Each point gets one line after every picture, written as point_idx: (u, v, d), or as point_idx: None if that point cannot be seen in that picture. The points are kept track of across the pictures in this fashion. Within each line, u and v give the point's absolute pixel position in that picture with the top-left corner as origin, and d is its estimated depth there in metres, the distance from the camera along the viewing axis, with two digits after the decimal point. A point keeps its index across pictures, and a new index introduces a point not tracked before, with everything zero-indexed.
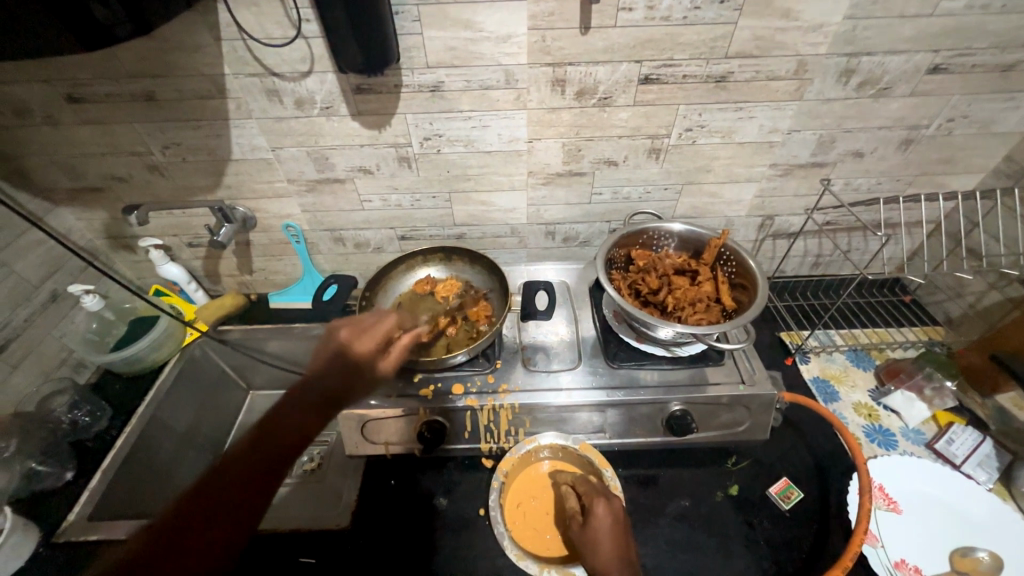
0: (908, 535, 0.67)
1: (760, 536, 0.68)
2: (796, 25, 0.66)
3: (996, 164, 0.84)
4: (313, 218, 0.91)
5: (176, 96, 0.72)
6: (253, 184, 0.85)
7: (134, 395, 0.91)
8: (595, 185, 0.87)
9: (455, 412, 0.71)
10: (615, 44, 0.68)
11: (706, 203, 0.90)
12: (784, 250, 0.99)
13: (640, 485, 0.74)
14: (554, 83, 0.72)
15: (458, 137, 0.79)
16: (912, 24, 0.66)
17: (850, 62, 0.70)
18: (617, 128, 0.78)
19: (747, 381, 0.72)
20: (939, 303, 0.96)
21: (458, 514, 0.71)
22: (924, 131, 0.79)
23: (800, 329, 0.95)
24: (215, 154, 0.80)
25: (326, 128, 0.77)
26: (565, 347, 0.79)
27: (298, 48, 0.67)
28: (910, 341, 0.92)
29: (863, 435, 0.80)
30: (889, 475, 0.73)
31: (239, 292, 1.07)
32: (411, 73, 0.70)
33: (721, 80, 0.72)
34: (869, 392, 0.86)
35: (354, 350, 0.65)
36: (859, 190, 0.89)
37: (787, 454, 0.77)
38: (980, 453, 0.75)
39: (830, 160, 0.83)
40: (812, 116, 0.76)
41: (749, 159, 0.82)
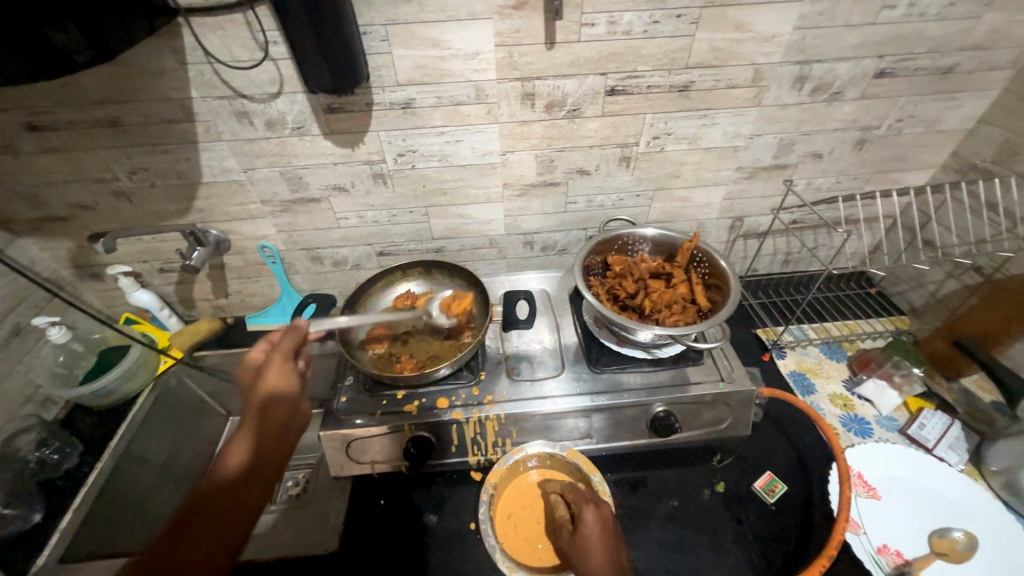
0: (887, 520, 0.69)
1: (748, 532, 0.69)
2: (749, 37, 0.69)
3: (943, 160, 0.89)
4: (289, 238, 0.90)
5: (141, 121, 0.71)
6: (225, 207, 0.84)
7: (106, 429, 0.88)
8: (569, 194, 0.89)
9: (441, 427, 0.70)
10: (580, 58, 0.70)
11: (677, 208, 0.92)
12: (755, 249, 1.02)
13: (629, 488, 0.74)
14: (524, 97, 0.74)
15: (431, 152, 0.80)
16: (857, 33, 0.70)
17: (803, 69, 0.74)
18: (587, 139, 0.80)
19: (726, 378, 0.74)
20: (902, 293, 1.01)
21: (448, 531, 0.70)
22: (876, 131, 0.84)
23: (775, 325, 0.98)
24: (185, 178, 0.79)
25: (298, 148, 0.77)
26: (547, 354, 0.80)
27: (266, 69, 0.68)
28: (879, 331, 0.96)
29: (840, 424, 0.82)
30: (867, 462, 0.75)
31: (215, 316, 1.04)
32: (381, 91, 0.71)
33: (684, 89, 0.75)
34: (843, 382, 0.89)
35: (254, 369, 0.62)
36: (820, 189, 0.93)
37: (770, 448, 0.79)
38: (951, 435, 0.78)
39: (792, 162, 0.87)
40: (772, 120, 0.80)
41: (715, 163, 0.85)
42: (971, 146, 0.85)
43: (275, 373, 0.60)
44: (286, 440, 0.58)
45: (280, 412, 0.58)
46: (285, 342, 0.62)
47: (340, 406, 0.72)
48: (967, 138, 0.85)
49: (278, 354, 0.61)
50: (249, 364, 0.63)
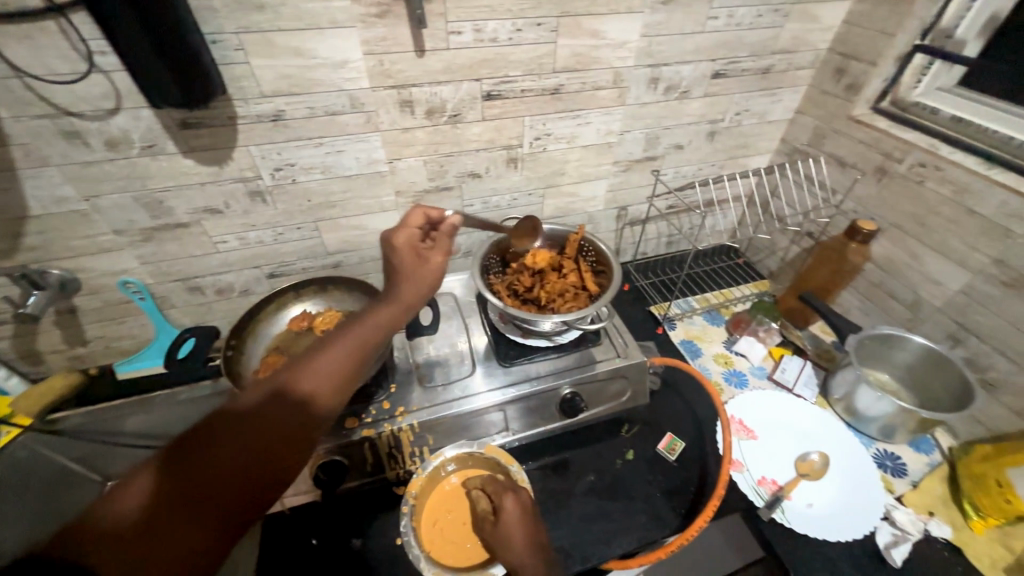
0: (764, 455, 0.80)
1: (656, 490, 0.76)
2: (604, 43, 0.76)
3: (776, 145, 1.06)
4: (156, 269, 0.81)
5: None
6: (67, 241, 0.73)
7: None
8: (464, 197, 0.90)
9: (352, 447, 0.68)
10: (453, 64, 0.72)
11: (567, 203, 0.99)
12: (641, 235, 1.12)
13: (550, 472, 0.78)
14: (402, 104, 0.74)
15: (312, 164, 0.76)
16: (692, 39, 0.81)
17: (654, 72, 0.83)
18: (473, 143, 0.82)
19: (622, 354, 0.80)
20: (762, 260, 1.18)
21: (374, 552, 0.68)
22: (722, 124, 0.97)
23: (665, 301, 1.09)
24: (5, 212, 0.67)
25: (153, 169, 0.69)
26: (458, 356, 0.81)
27: (96, 83, 0.60)
28: (747, 295, 1.10)
29: (722, 380, 0.94)
30: (744, 409, 0.86)
31: (73, 369, 0.91)
32: (245, 103, 0.67)
33: (555, 92, 0.80)
34: (723, 343, 1.01)
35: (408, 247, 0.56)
36: (687, 176, 1.05)
37: (668, 411, 0.87)
38: (804, 374, 0.93)
39: (659, 154, 0.97)
40: (637, 117, 0.89)
41: (595, 159, 0.93)
42: (793, 132, 1.02)
43: (412, 261, 0.55)
44: (275, 465, 0.38)
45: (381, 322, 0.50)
46: (446, 230, 0.58)
47: None
48: (790, 126, 1.02)
49: (408, 234, 0.57)
50: (399, 243, 0.56)
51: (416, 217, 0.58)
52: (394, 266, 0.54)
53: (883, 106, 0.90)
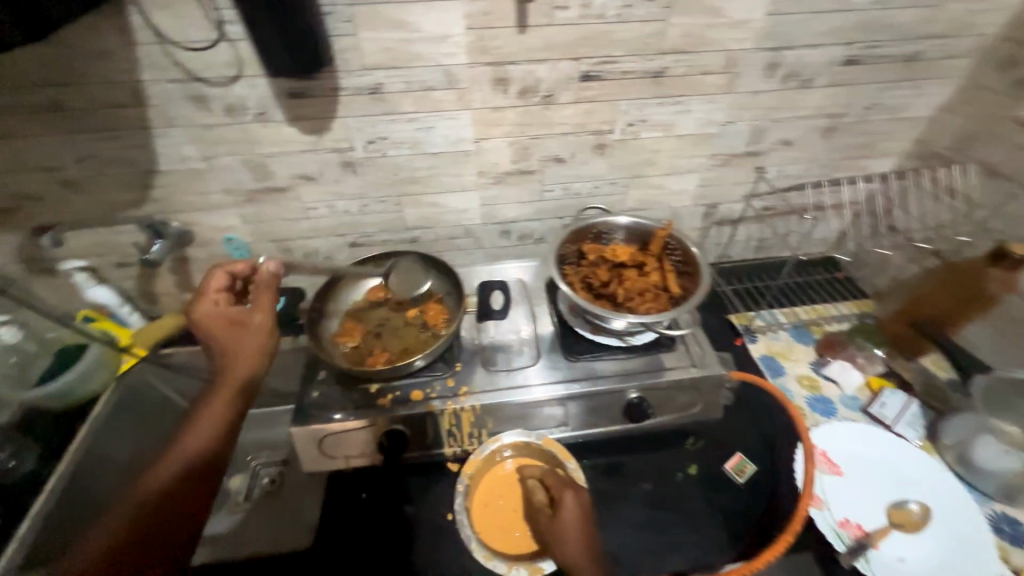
0: (848, 495, 0.72)
1: (718, 511, 0.71)
2: (721, 22, 0.69)
3: (907, 147, 0.92)
4: (255, 229, 0.87)
5: (87, 105, 0.67)
6: (185, 196, 0.80)
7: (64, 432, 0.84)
8: (545, 182, 0.88)
9: (416, 419, 0.69)
10: (553, 42, 0.69)
11: (652, 196, 0.93)
12: (728, 236, 1.03)
13: (604, 473, 0.75)
14: (496, 82, 0.72)
15: (402, 139, 0.77)
16: (826, 20, 0.71)
17: (774, 56, 0.74)
18: (562, 126, 0.79)
19: (698, 364, 0.75)
20: (868, 277, 1.04)
21: (426, 522, 0.70)
22: (844, 119, 0.85)
23: (747, 310, 1.00)
24: (139, 166, 0.75)
25: (261, 135, 0.74)
26: (523, 344, 0.80)
27: (222, 51, 0.64)
28: (845, 314, 0.99)
29: (807, 405, 0.85)
30: (831, 440, 0.78)
31: (181, 311, 1.00)
32: (347, 75, 0.68)
33: (657, 75, 0.74)
34: (811, 364, 0.91)
35: (221, 318, 0.64)
36: (791, 176, 0.94)
37: (740, 430, 0.81)
38: (908, 412, 0.82)
39: (764, 149, 0.88)
40: (744, 107, 0.80)
41: (689, 150, 0.86)
42: (933, 133, 0.88)
43: (234, 329, 0.64)
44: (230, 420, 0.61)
45: (238, 361, 0.63)
46: (266, 281, 0.66)
47: (310, 401, 0.71)
48: (929, 126, 0.88)
49: (211, 303, 0.65)
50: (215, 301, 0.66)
51: (218, 277, 0.67)
52: (235, 330, 0.64)
53: None
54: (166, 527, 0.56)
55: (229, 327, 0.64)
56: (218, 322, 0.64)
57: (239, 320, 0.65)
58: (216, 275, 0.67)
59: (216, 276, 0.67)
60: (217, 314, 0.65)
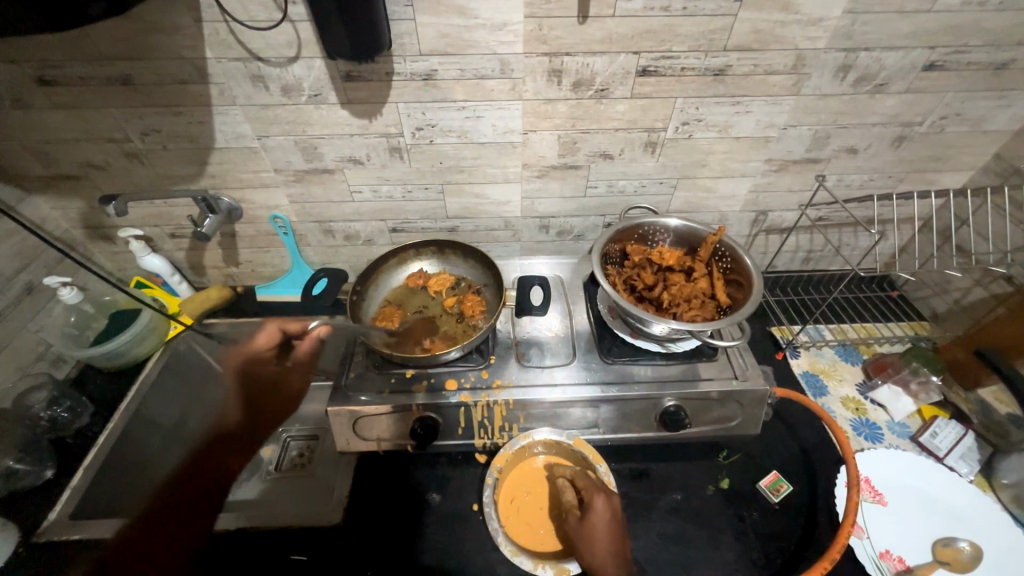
0: (893, 527, 0.69)
1: (749, 529, 0.69)
2: (795, 19, 0.65)
3: (985, 162, 0.85)
4: (301, 209, 0.89)
5: (155, 80, 0.69)
6: (238, 173, 0.82)
7: (116, 391, 0.89)
8: (590, 178, 0.86)
9: (448, 408, 0.70)
10: (613, 34, 0.66)
11: (700, 198, 0.89)
12: (776, 245, 0.99)
13: (632, 478, 0.74)
14: (551, 74, 0.70)
15: (451, 128, 0.77)
16: (910, 20, 0.66)
17: (848, 57, 0.69)
18: (613, 121, 0.77)
19: (739, 376, 0.72)
20: (926, 298, 0.98)
21: (450, 510, 0.71)
22: (917, 128, 0.80)
23: (791, 324, 0.96)
24: (197, 142, 0.77)
25: (314, 117, 0.74)
26: (559, 342, 0.79)
27: (284, 32, 0.65)
28: (897, 336, 0.93)
29: (850, 428, 0.81)
30: (876, 467, 0.74)
31: (225, 284, 1.04)
32: (403, 60, 0.68)
33: (719, 73, 0.71)
34: (857, 386, 0.87)
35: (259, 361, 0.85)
36: (851, 187, 0.89)
37: (777, 447, 0.78)
38: (963, 445, 0.77)
39: (824, 156, 0.83)
40: (809, 111, 0.76)
41: (745, 153, 0.82)
42: (1017, 148, 0.81)
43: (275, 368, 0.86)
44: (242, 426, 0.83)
45: (269, 390, 0.86)
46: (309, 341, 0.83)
47: (347, 382, 0.72)
48: (1013, 140, 0.81)
49: (248, 355, 0.85)
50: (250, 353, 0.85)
51: (273, 333, 0.85)
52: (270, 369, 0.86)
53: None
54: (173, 512, 0.73)
55: (263, 377, 0.86)
56: (255, 373, 0.85)
57: (274, 376, 0.86)
58: (268, 329, 0.85)
59: (270, 330, 0.85)
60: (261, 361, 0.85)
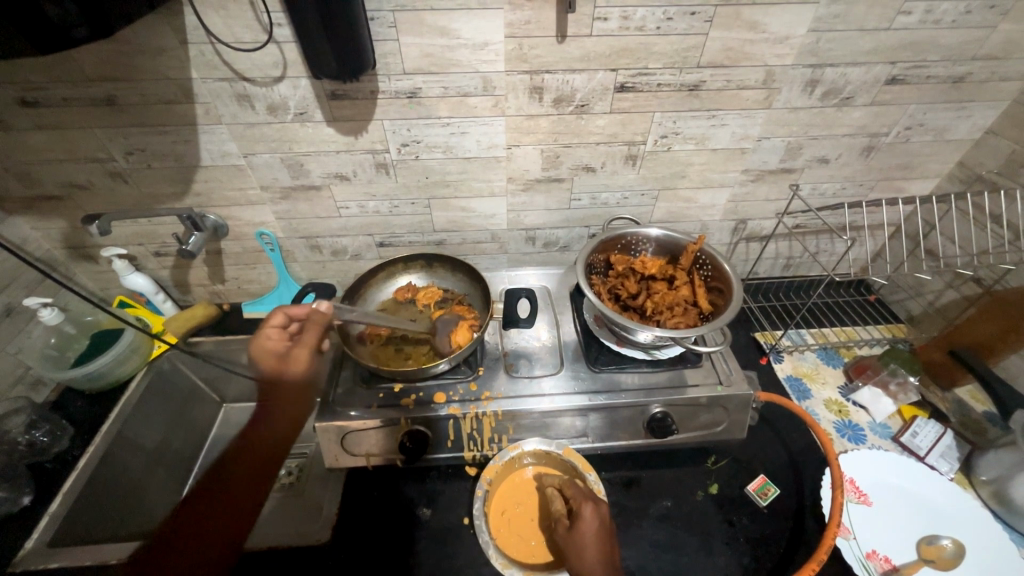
0: (878, 526, 0.70)
1: (740, 533, 0.69)
2: (763, 37, 0.68)
3: (949, 170, 0.89)
4: (288, 225, 0.89)
5: (139, 100, 0.69)
6: (224, 191, 0.83)
7: (97, 413, 0.87)
8: (574, 191, 0.88)
9: (437, 421, 0.70)
10: (591, 52, 0.69)
11: (681, 208, 0.92)
12: (757, 252, 1.02)
13: (623, 486, 0.74)
14: (532, 91, 0.72)
15: (436, 143, 0.78)
16: (872, 37, 0.70)
17: (815, 73, 0.73)
18: (595, 135, 0.79)
19: (724, 382, 0.74)
20: (901, 301, 1.01)
21: (442, 524, 0.70)
22: (884, 138, 0.83)
23: (773, 329, 0.98)
24: (183, 161, 0.77)
25: (300, 134, 0.75)
26: (546, 352, 0.80)
27: (270, 52, 0.66)
28: (875, 338, 0.96)
29: (834, 430, 0.83)
30: (859, 468, 0.75)
31: (211, 302, 1.03)
32: (387, 79, 0.70)
33: (694, 89, 0.74)
34: (838, 388, 0.89)
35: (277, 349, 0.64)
36: (825, 195, 0.92)
37: (763, 451, 0.79)
38: (942, 444, 0.79)
39: (798, 166, 0.86)
40: (781, 123, 0.79)
41: (722, 165, 0.85)
42: (978, 156, 0.85)
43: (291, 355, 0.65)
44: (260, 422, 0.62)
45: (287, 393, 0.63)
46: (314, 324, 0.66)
47: (335, 397, 0.72)
48: (974, 149, 0.85)
49: (271, 339, 0.63)
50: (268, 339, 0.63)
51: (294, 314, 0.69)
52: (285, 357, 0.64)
53: None
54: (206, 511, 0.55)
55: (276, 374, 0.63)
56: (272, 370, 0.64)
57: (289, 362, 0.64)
58: (276, 315, 0.64)
59: (278, 316, 0.64)
60: (271, 350, 0.63)
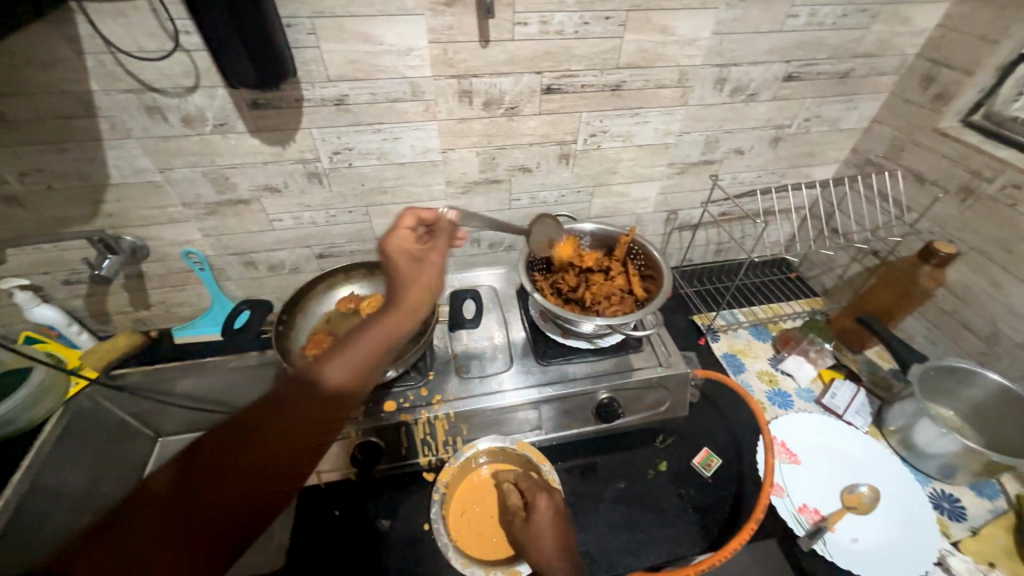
0: (807, 482, 0.76)
1: (688, 504, 0.74)
2: (673, 40, 0.73)
3: (845, 156, 1.00)
4: (217, 242, 0.85)
5: (30, 116, 0.64)
6: (141, 210, 0.77)
7: (4, 463, 0.77)
8: (513, 191, 0.90)
9: (390, 429, 0.69)
10: (515, 56, 0.71)
11: (616, 203, 0.96)
12: (689, 240, 1.08)
13: (579, 474, 0.77)
14: (462, 95, 0.74)
15: (369, 150, 0.77)
16: (767, 38, 0.77)
17: (722, 72, 0.79)
18: (527, 136, 0.81)
19: (664, 363, 0.78)
20: (817, 276, 1.12)
21: (403, 534, 0.69)
22: (788, 130, 0.91)
23: (709, 311, 1.05)
24: (89, 179, 0.72)
25: (222, 147, 0.72)
26: (496, 350, 0.81)
27: (179, 61, 0.63)
28: (797, 312, 1.05)
29: (766, 399, 0.90)
30: (788, 431, 0.82)
31: (136, 330, 0.97)
32: (312, 86, 0.68)
33: (616, 89, 0.78)
34: (768, 360, 0.97)
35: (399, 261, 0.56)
36: (744, 184, 1.00)
37: (706, 424, 0.85)
38: (856, 401, 0.88)
39: (717, 158, 0.93)
40: (698, 119, 0.85)
41: (649, 160, 0.90)
42: (867, 143, 0.95)
43: (408, 263, 0.56)
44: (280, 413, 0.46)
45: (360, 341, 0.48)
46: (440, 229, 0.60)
47: None
48: (864, 136, 0.96)
49: (399, 244, 0.57)
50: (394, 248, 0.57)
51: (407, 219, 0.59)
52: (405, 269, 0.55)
53: (974, 120, 0.82)
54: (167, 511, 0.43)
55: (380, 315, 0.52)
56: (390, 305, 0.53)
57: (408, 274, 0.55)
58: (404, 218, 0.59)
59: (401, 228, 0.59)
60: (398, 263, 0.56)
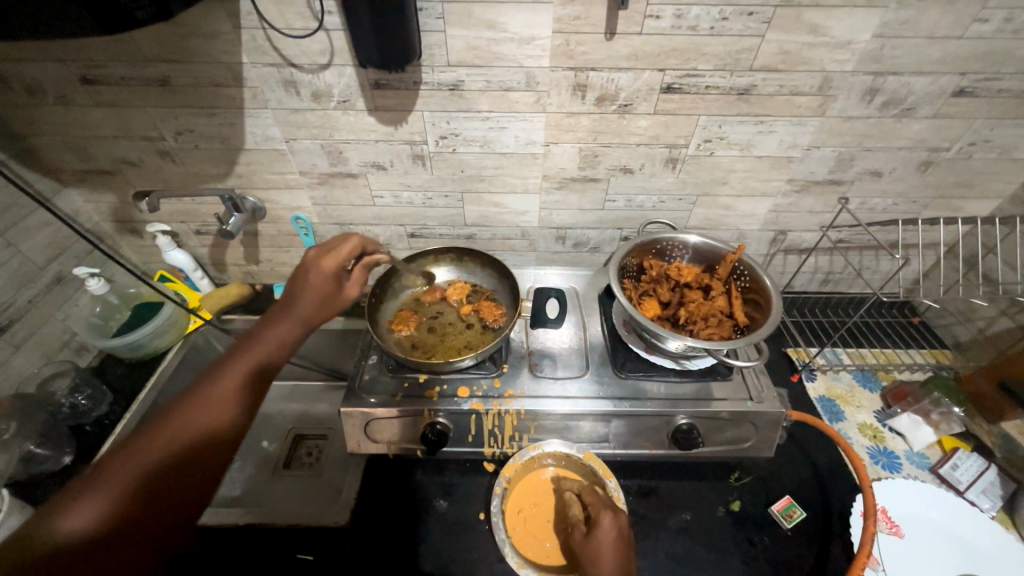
0: (909, 561, 0.67)
1: (760, 553, 0.67)
2: (823, 41, 0.65)
3: (1013, 191, 0.84)
4: (323, 211, 0.90)
5: (190, 82, 0.71)
6: (264, 174, 0.84)
7: (133, 382, 0.90)
8: (609, 191, 0.86)
9: (459, 415, 0.70)
10: (639, 51, 0.67)
11: (720, 215, 0.89)
12: (795, 265, 0.98)
13: (641, 495, 0.73)
14: (575, 88, 0.71)
15: (474, 137, 0.78)
16: (942, 46, 0.65)
17: (875, 81, 0.69)
18: (636, 136, 0.77)
19: (755, 398, 0.71)
20: (948, 325, 0.96)
21: (458, 518, 0.70)
22: (944, 154, 0.79)
23: (808, 346, 0.95)
24: (228, 143, 0.79)
25: (341, 122, 0.76)
26: (572, 353, 0.79)
27: (318, 40, 0.66)
28: (917, 363, 0.92)
29: (867, 455, 0.79)
30: (892, 497, 0.72)
31: (245, 282, 1.06)
32: (431, 70, 0.70)
33: (744, 93, 0.71)
34: (874, 412, 0.85)
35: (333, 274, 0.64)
36: (874, 210, 0.88)
37: (791, 471, 0.77)
38: (984, 480, 0.75)
39: (847, 178, 0.82)
40: (834, 133, 0.76)
41: (766, 173, 0.82)
42: None
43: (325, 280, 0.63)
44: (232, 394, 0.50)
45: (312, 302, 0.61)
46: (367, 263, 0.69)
47: (360, 383, 0.73)
48: None
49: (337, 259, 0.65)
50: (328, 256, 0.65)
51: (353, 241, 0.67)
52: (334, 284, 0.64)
53: None
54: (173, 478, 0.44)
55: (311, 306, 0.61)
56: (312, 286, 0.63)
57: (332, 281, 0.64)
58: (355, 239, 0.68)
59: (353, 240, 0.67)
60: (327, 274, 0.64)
